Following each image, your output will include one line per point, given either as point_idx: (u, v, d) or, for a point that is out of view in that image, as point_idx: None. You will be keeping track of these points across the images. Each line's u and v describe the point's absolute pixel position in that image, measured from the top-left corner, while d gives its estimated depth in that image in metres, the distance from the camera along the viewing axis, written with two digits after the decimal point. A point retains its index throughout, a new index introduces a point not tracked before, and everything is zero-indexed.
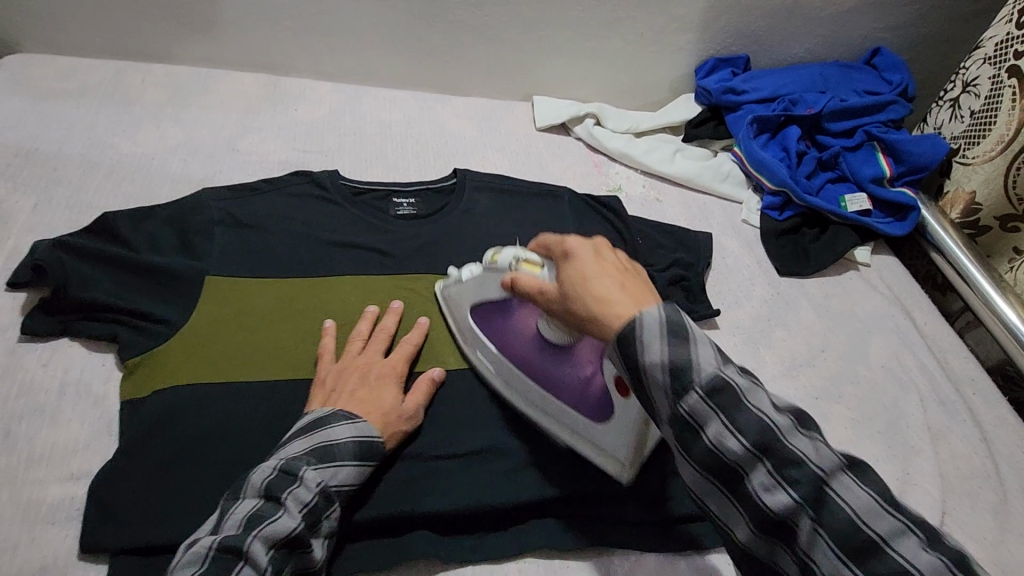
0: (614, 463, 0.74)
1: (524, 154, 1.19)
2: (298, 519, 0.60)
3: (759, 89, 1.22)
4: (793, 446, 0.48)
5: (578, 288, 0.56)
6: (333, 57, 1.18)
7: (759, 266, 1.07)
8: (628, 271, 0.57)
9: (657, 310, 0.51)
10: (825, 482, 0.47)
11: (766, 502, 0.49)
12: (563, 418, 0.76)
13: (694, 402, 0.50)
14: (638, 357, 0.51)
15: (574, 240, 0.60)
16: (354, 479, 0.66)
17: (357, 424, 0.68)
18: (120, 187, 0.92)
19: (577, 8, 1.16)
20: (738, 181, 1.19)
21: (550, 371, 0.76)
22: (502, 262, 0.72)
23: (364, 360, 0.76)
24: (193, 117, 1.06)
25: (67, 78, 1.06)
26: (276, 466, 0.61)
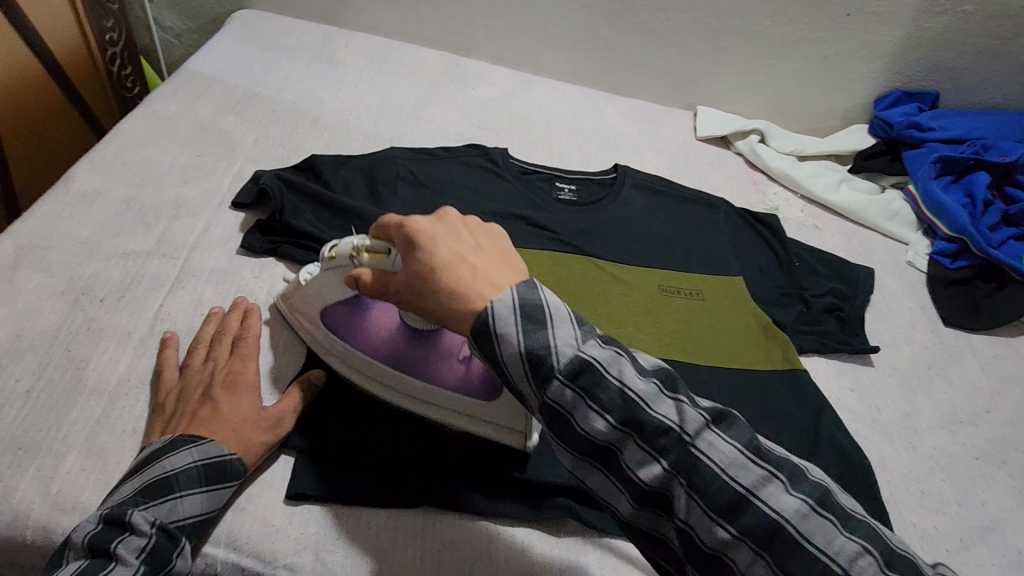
0: None
1: (682, 160, 1.19)
2: (132, 569, 0.52)
3: (947, 129, 1.15)
4: (665, 438, 0.49)
5: (436, 276, 0.54)
6: (515, 45, 1.25)
7: (922, 311, 1.00)
8: (485, 248, 0.57)
9: (538, 294, 0.53)
10: (690, 447, 0.48)
11: (693, 524, 0.48)
12: (496, 416, 0.68)
13: (562, 390, 0.50)
14: (503, 352, 0.51)
15: (420, 220, 0.58)
16: (201, 510, 0.58)
17: (200, 446, 0.60)
18: (322, 134, 1.02)
19: (765, 23, 1.16)
20: (907, 222, 1.13)
21: (453, 376, 0.69)
22: (341, 257, 0.66)
23: (206, 373, 0.66)
24: (386, 82, 1.16)
25: (287, 34, 1.19)
26: (97, 516, 0.54)
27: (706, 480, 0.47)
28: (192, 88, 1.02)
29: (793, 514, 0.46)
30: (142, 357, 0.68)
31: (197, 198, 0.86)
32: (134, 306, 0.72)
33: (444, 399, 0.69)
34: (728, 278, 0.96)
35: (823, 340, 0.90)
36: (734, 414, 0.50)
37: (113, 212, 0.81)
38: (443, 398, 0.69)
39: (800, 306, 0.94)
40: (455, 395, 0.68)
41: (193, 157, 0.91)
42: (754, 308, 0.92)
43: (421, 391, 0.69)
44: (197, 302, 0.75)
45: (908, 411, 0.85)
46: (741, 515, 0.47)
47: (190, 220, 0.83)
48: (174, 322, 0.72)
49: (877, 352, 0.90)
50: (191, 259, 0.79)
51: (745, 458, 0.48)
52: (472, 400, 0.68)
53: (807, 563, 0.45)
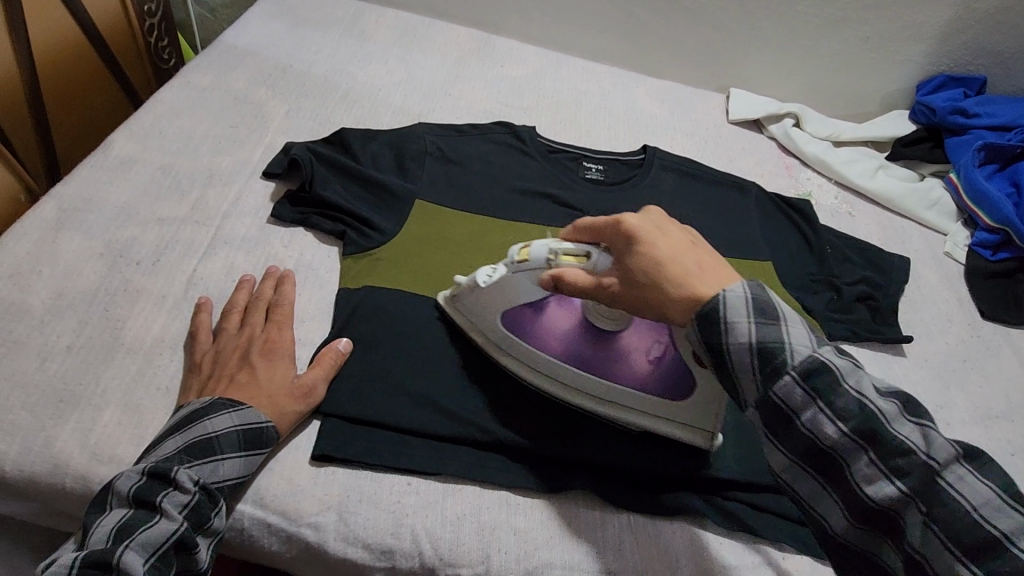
0: (697, 437, 0.68)
1: (713, 143, 1.16)
2: (175, 522, 0.54)
3: (995, 115, 1.10)
4: (879, 421, 0.50)
5: (656, 279, 0.55)
6: (545, 23, 1.23)
7: (958, 303, 0.97)
8: (692, 245, 0.58)
9: (738, 288, 0.54)
10: (876, 418, 0.50)
11: (866, 489, 0.51)
12: (606, 392, 0.70)
13: (791, 386, 0.51)
14: (728, 339, 0.53)
15: (631, 219, 0.58)
16: (238, 472, 0.60)
17: (239, 411, 0.61)
18: (352, 109, 1.03)
19: (805, 3, 1.13)
20: (946, 211, 1.09)
21: (617, 364, 0.70)
22: (534, 259, 0.64)
23: (245, 338, 0.68)
24: (415, 58, 1.16)
25: (318, 9, 1.20)
26: (143, 469, 0.55)
27: (902, 465, 0.50)
28: (226, 60, 1.03)
29: (947, 466, 0.49)
30: (176, 320, 0.70)
31: (229, 168, 0.87)
32: (169, 271, 0.74)
33: (554, 368, 0.71)
34: (757, 262, 0.94)
35: (853, 329, 0.88)
36: (890, 381, 0.53)
37: (149, 180, 0.83)
38: (552, 367, 0.71)
39: (831, 294, 0.92)
40: (572, 368, 0.70)
41: (226, 127, 0.93)
42: (782, 293, 0.90)
43: (537, 361, 0.71)
44: (228, 269, 0.77)
45: (940, 404, 0.83)
46: (925, 490, 0.49)
47: (223, 189, 0.85)
48: (206, 287, 0.74)
49: (909, 342, 0.88)
50: (223, 227, 0.81)
51: (903, 420, 0.51)
52: (572, 371, 0.70)
53: (955, 510, 0.48)
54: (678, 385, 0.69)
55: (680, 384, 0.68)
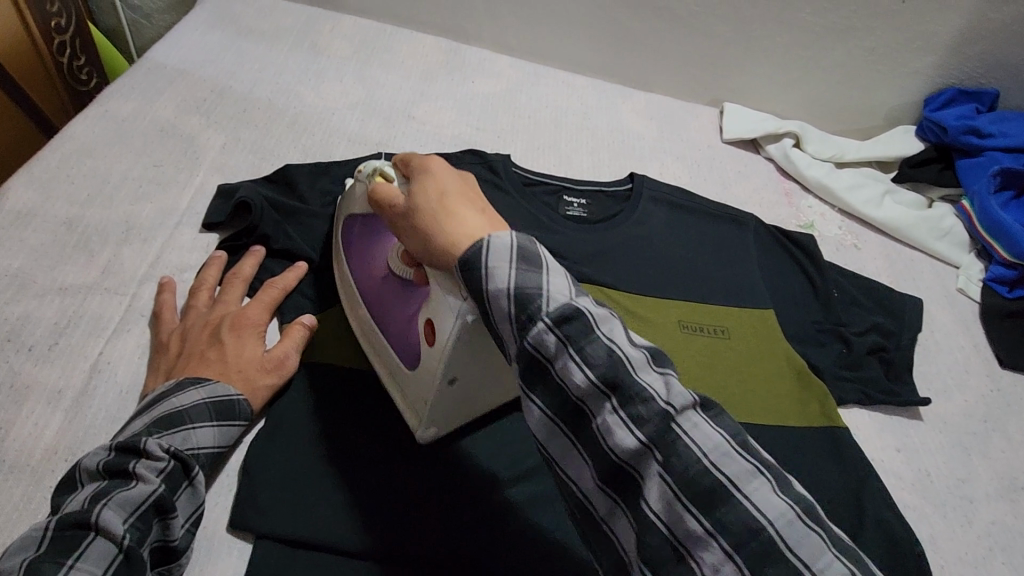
0: (415, 417, 0.64)
1: (706, 167, 1.06)
2: (155, 484, 0.52)
3: (1011, 136, 1.00)
4: (635, 433, 0.44)
5: (421, 202, 0.55)
6: (521, 32, 1.11)
7: (976, 350, 0.88)
8: (442, 198, 0.55)
9: (529, 241, 0.51)
10: (672, 418, 0.44)
11: (612, 441, 0.45)
12: (368, 333, 0.69)
13: (545, 333, 0.47)
14: (488, 285, 0.49)
15: (433, 162, 0.59)
16: (212, 445, 0.59)
17: (206, 386, 0.60)
18: (301, 138, 0.90)
19: (806, 10, 1.03)
20: (959, 242, 1.01)
21: (382, 302, 0.67)
22: (364, 174, 0.68)
23: (214, 309, 0.66)
24: (374, 75, 1.03)
25: (265, 18, 1.06)
26: (112, 443, 0.53)
27: (643, 416, 0.44)
28: (152, 82, 0.90)
29: (781, 518, 0.41)
30: (75, 422, 0.59)
31: (150, 218, 0.75)
32: (69, 355, 0.63)
33: (358, 337, 0.70)
34: (758, 311, 0.85)
35: (866, 390, 0.79)
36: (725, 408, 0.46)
37: (52, 238, 0.70)
38: (360, 326, 0.70)
39: (840, 347, 0.83)
40: (360, 309, 0.69)
41: (148, 167, 0.80)
42: (788, 351, 0.81)
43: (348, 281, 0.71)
44: (142, 348, 0.65)
45: (963, 477, 0.74)
46: (730, 518, 0.41)
47: (142, 246, 0.72)
48: (114, 376, 0.62)
49: (928, 405, 0.78)
50: (139, 294, 0.68)
51: (732, 447, 0.43)
52: (361, 305, 0.69)
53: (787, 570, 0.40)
54: (410, 351, 0.64)
55: (411, 352, 0.64)
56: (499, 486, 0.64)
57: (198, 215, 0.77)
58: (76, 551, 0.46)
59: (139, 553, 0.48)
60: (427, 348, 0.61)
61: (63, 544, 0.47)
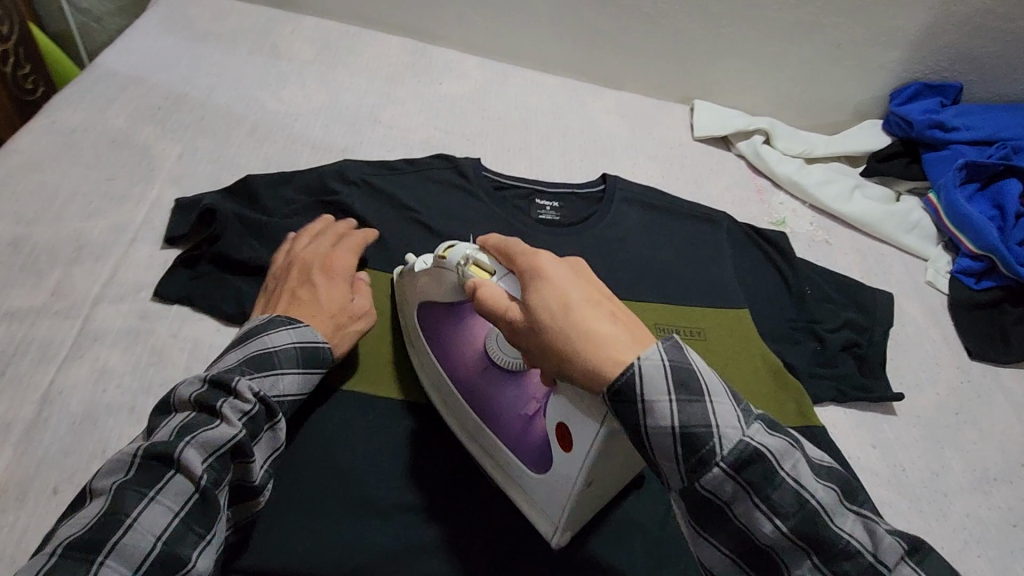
0: (546, 521, 0.61)
1: (679, 165, 1.05)
2: (236, 428, 0.53)
3: (975, 128, 1.02)
4: (781, 523, 0.44)
5: (556, 316, 0.47)
6: (489, 32, 1.09)
7: (946, 343, 0.90)
8: (566, 307, 0.47)
9: (653, 351, 0.45)
10: (827, 518, 0.44)
11: (751, 526, 0.45)
12: (471, 429, 0.67)
13: (630, 368, 0.44)
14: (650, 423, 0.44)
15: (546, 257, 0.51)
16: (296, 390, 0.61)
17: (299, 329, 0.63)
18: (263, 146, 0.87)
19: (774, 6, 1.02)
20: (926, 234, 1.02)
21: (479, 395, 0.66)
22: (450, 261, 0.61)
23: (312, 252, 0.70)
24: (338, 78, 1.00)
25: (221, 21, 1.02)
26: (206, 377, 0.56)
27: (814, 527, 0.44)
28: (102, 91, 0.86)
29: None
30: (27, 457, 0.56)
31: (103, 234, 0.71)
32: (19, 386, 0.59)
33: (455, 424, 0.68)
34: (733, 311, 0.85)
35: (841, 387, 0.79)
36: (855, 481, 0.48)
37: None
38: (451, 415, 0.68)
39: (814, 345, 0.83)
40: (455, 398, 0.67)
41: (100, 181, 0.76)
42: (764, 349, 0.81)
43: (437, 380, 0.69)
44: (95, 374, 0.62)
45: (937, 470, 0.75)
46: None
47: (94, 264, 0.69)
48: (68, 405, 0.59)
49: (902, 400, 0.79)
50: (92, 316, 0.65)
51: (873, 524, 0.45)
52: (456, 396, 0.67)
53: None
54: (537, 456, 0.61)
55: (539, 457, 0.61)
56: (467, 505, 0.65)
57: (154, 229, 0.74)
58: (158, 485, 0.50)
59: (214, 495, 0.51)
60: (564, 455, 0.56)
61: (147, 473, 0.50)
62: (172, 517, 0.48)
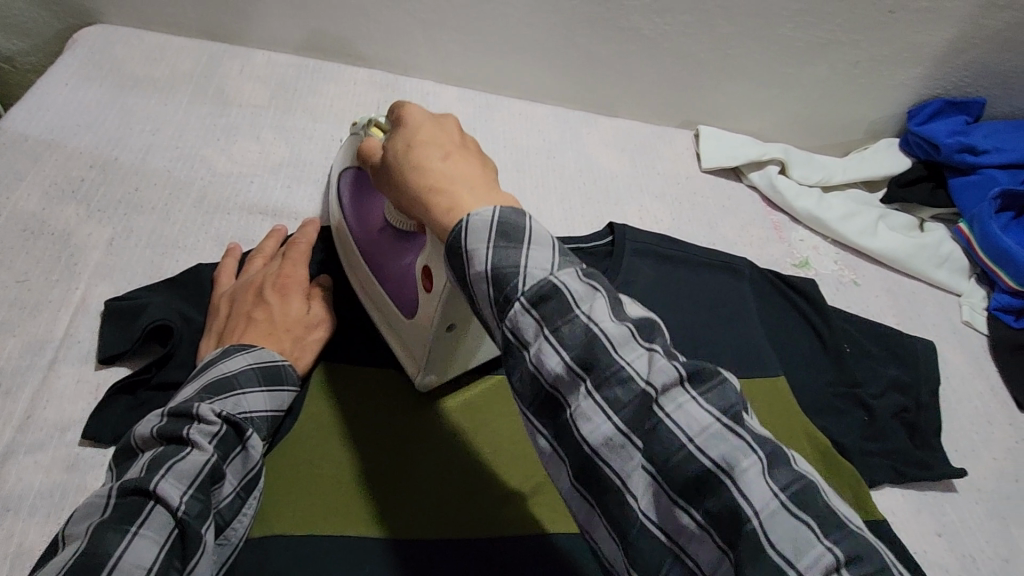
0: (413, 362, 0.64)
1: (689, 204, 0.95)
2: (210, 453, 0.48)
3: (1007, 152, 0.93)
4: (610, 415, 0.38)
5: (401, 161, 0.48)
6: (469, 61, 0.96)
7: (994, 395, 0.82)
8: (461, 146, 0.48)
9: (488, 210, 0.43)
10: (658, 414, 0.37)
11: (577, 419, 0.39)
12: (374, 288, 0.67)
13: (522, 315, 0.40)
14: (470, 272, 0.42)
15: (414, 108, 0.50)
16: (265, 409, 0.55)
17: (253, 352, 0.57)
18: (214, 220, 0.73)
19: (787, 25, 0.91)
20: (959, 267, 0.93)
21: (379, 254, 0.66)
22: (360, 129, 0.64)
23: (266, 271, 0.66)
24: (299, 125, 0.86)
25: (156, 62, 0.87)
26: (165, 409, 0.49)
27: (636, 419, 0.38)
28: (9, 163, 0.71)
29: (791, 541, 0.34)
30: None
31: (14, 359, 0.58)
32: None
33: (360, 274, 0.69)
34: (769, 380, 0.75)
35: (896, 467, 0.71)
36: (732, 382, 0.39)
37: None
38: (353, 252, 0.69)
39: (861, 415, 0.74)
40: (359, 253, 0.68)
41: (10, 285, 0.62)
42: (808, 427, 0.71)
43: (341, 227, 0.71)
44: (9, 559, 0.49)
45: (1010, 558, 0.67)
46: (731, 532, 0.35)
47: (4, 401, 0.55)
48: None
49: (962, 476, 0.71)
50: (3, 477, 0.52)
51: (768, 484, 0.35)
52: (353, 239, 0.69)
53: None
54: (404, 300, 0.63)
55: (407, 301, 0.62)
56: None
57: (80, 345, 0.60)
58: (138, 518, 0.42)
59: (196, 527, 0.44)
60: (427, 295, 0.59)
61: (124, 511, 0.43)
62: (156, 553, 0.42)
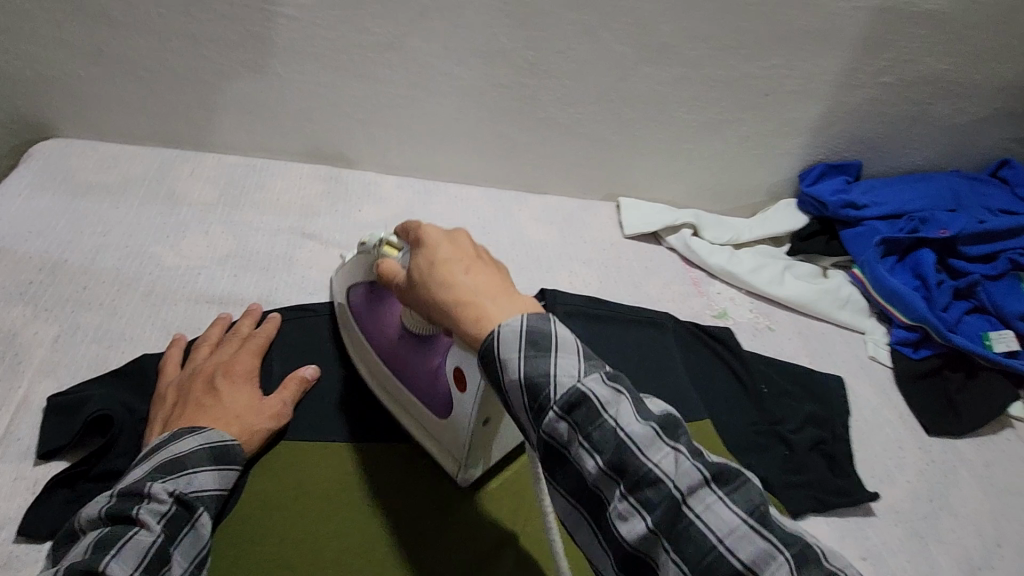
0: (451, 461, 0.69)
1: (614, 268, 1.04)
2: (156, 532, 0.50)
3: (883, 204, 1.06)
4: (642, 512, 0.44)
5: (428, 279, 0.52)
6: (403, 153, 1.06)
7: (903, 422, 0.90)
8: (477, 255, 0.54)
9: (516, 320, 0.48)
10: (679, 501, 0.43)
11: (617, 514, 0.45)
12: (405, 401, 0.72)
13: (556, 422, 0.46)
14: (506, 376, 0.48)
15: (430, 228, 0.56)
16: (217, 486, 0.59)
17: (203, 432, 0.60)
18: (160, 312, 0.77)
19: (683, 108, 1.03)
20: (859, 307, 1.04)
21: (399, 362, 0.70)
22: (370, 247, 0.68)
23: (225, 358, 0.69)
24: (246, 219, 0.93)
25: (108, 169, 0.93)
26: (117, 488, 0.53)
27: (651, 497, 0.44)
28: None
29: None
30: None
31: None
32: None
33: (388, 380, 0.73)
34: (694, 424, 0.81)
35: (817, 496, 0.76)
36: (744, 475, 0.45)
37: None
38: (381, 370, 0.73)
39: (783, 450, 0.80)
40: (384, 366, 0.72)
41: None
42: None
43: (358, 341, 0.75)
44: None
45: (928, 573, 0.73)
46: None
47: None
48: None
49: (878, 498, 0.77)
50: None
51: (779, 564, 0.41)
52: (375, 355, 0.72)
53: None
54: (438, 401, 0.67)
55: (439, 402, 0.67)
56: None
57: (20, 442, 0.61)
58: None
59: None
60: None
61: None
62: None
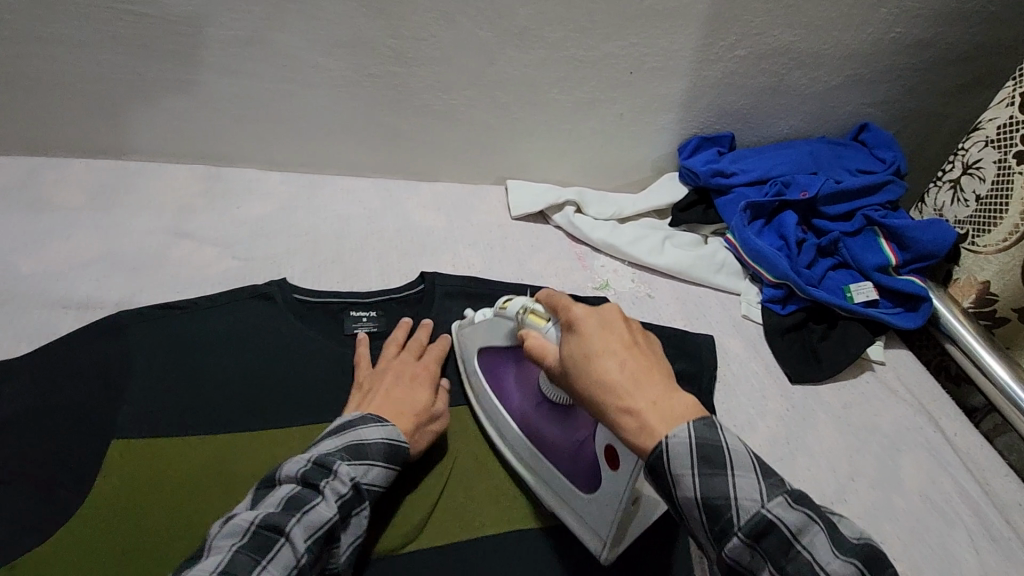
0: (584, 526, 0.73)
1: (500, 248, 1.07)
2: (333, 509, 0.60)
3: (750, 171, 1.12)
4: (695, 479, 0.52)
5: (582, 368, 0.59)
6: (283, 149, 1.06)
7: (768, 373, 0.96)
8: (632, 344, 0.59)
9: (682, 430, 0.54)
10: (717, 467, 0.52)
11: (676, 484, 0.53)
12: (540, 466, 0.77)
13: (665, 449, 0.53)
14: (650, 446, 0.54)
15: (582, 309, 0.62)
16: (382, 481, 0.68)
17: (386, 426, 0.70)
18: (18, 320, 0.81)
19: (553, 90, 1.06)
20: (735, 270, 1.09)
21: (544, 427, 0.78)
22: (511, 312, 0.72)
23: (401, 362, 0.80)
24: (117, 223, 0.94)
25: None
26: (311, 459, 0.63)
27: (711, 472, 0.52)
28: None
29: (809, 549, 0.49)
30: None
31: None
32: None
33: (512, 435, 0.79)
34: None
35: None
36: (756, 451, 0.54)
37: None
38: (513, 434, 0.79)
39: None
40: (519, 430, 0.79)
41: None
42: None
43: (490, 409, 0.82)
44: None
45: None
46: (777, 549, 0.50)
47: None
48: None
49: None
50: None
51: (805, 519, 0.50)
52: (513, 423, 0.79)
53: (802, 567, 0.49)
54: (587, 477, 0.73)
55: (591, 478, 0.72)
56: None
57: None
58: (268, 553, 0.56)
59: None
60: (613, 473, 0.68)
61: (256, 543, 0.56)
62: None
